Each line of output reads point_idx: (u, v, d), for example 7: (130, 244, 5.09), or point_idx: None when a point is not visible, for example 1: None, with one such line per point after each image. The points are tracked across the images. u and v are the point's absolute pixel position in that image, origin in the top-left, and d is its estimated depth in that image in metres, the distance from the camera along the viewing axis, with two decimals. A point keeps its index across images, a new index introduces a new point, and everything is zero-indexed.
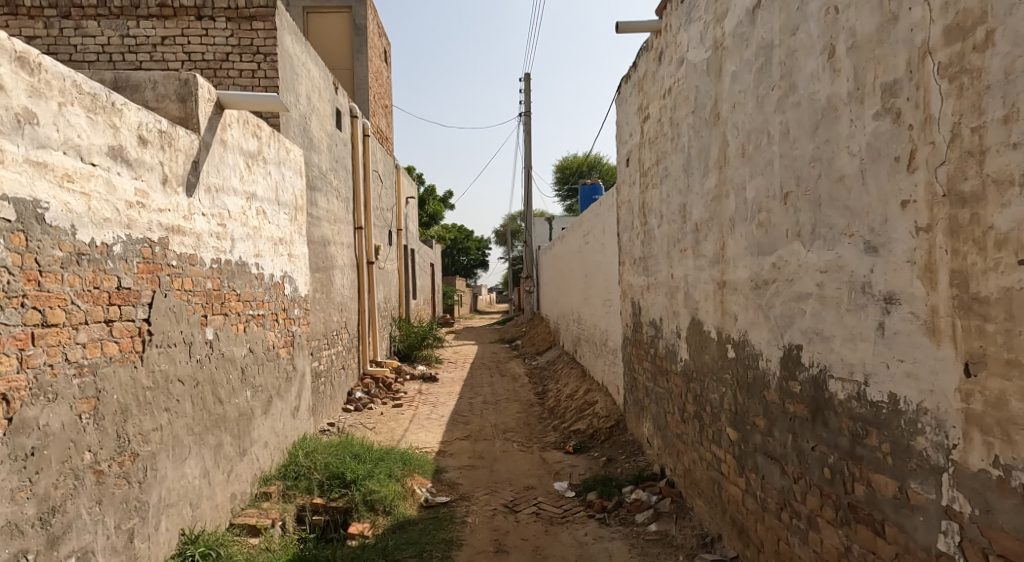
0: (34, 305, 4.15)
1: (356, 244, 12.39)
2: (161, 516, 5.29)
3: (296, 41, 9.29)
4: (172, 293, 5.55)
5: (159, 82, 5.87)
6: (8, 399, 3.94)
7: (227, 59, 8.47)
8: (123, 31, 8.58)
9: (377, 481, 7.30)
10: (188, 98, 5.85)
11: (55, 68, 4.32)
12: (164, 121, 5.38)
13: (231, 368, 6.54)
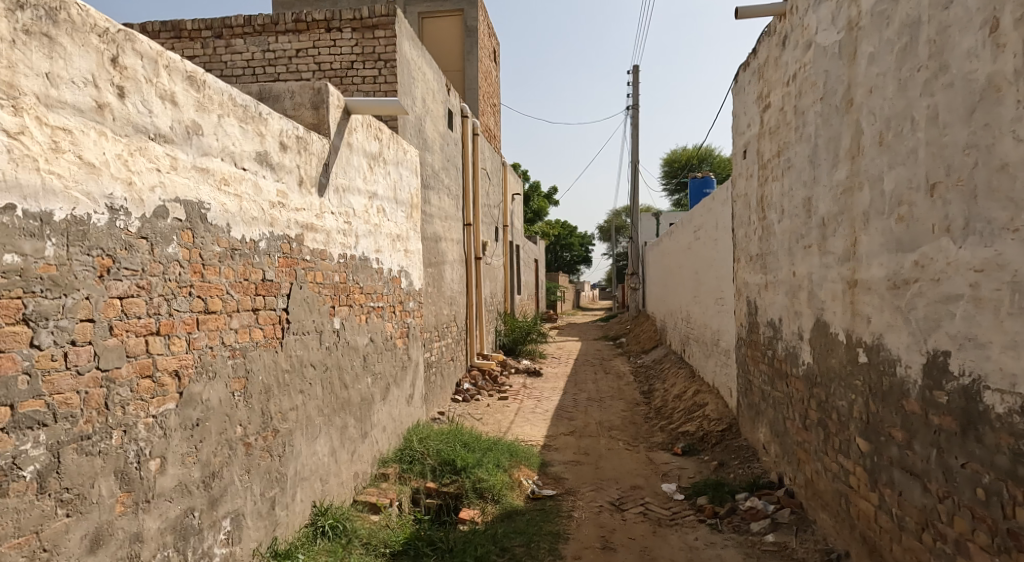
0: (198, 294, 4.59)
1: (465, 239, 12.73)
2: (297, 488, 5.72)
3: (414, 46, 9.70)
4: (306, 285, 5.96)
5: (296, 92, 6.33)
6: (179, 375, 4.39)
7: (352, 67, 8.96)
8: (263, 45, 9.24)
9: (486, 470, 7.52)
10: (321, 106, 6.26)
11: (216, 83, 4.77)
12: (301, 128, 5.79)
13: (354, 355, 6.95)
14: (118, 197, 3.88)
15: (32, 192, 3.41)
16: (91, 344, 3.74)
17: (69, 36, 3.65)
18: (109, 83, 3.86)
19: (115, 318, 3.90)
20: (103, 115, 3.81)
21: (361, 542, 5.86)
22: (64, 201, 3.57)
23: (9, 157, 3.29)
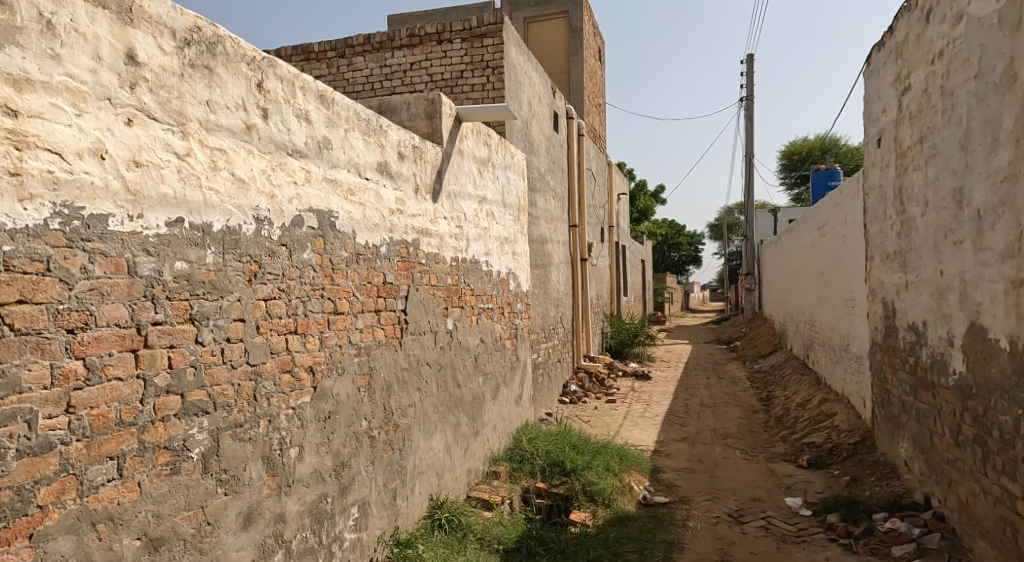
0: (329, 296, 4.94)
1: (571, 241, 12.85)
2: (416, 481, 6.06)
3: (520, 51, 9.94)
4: (422, 288, 6.30)
5: (412, 104, 6.68)
6: (313, 370, 4.74)
7: (462, 77, 9.30)
8: (380, 62, 9.76)
9: (596, 473, 7.59)
10: (434, 115, 6.59)
11: (343, 100, 5.14)
12: (417, 138, 6.13)
13: (466, 355, 7.23)
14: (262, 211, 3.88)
15: (196, 204, 3.42)
16: (243, 340, 3.74)
17: (223, 66, 3.70)
18: (255, 107, 3.90)
19: (261, 317, 3.90)
20: (250, 134, 3.86)
21: (476, 537, 6.08)
22: (222, 214, 3.59)
23: (178, 177, 3.31)
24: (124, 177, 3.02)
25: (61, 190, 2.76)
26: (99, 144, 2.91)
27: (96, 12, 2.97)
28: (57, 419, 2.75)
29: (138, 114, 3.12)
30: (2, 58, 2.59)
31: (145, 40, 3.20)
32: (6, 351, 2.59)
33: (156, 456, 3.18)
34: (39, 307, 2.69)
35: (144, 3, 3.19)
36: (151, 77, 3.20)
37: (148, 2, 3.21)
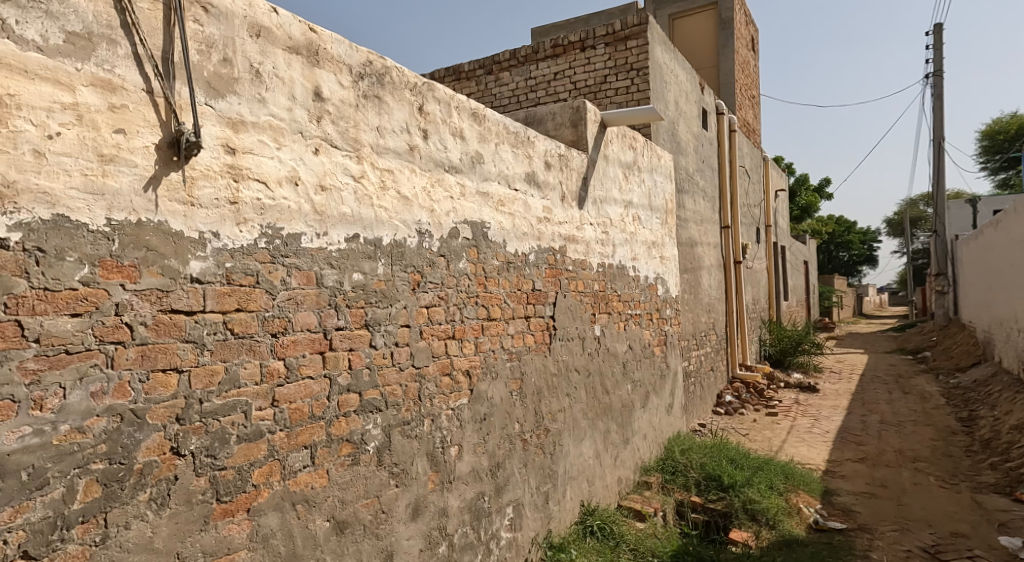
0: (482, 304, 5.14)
1: (724, 243, 12.47)
2: (567, 486, 6.18)
3: (665, 50, 9.85)
4: (569, 294, 6.42)
5: (557, 113, 6.88)
6: (470, 373, 5.04)
7: (605, 82, 9.28)
8: (525, 74, 9.97)
9: (757, 491, 7.31)
10: (579, 123, 6.74)
11: (494, 115, 5.32)
12: (563, 146, 6.29)
13: (614, 361, 7.25)
14: (445, 237, 3.60)
15: (369, 221, 3.10)
16: (409, 344, 3.37)
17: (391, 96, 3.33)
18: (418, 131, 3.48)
19: (423, 323, 3.49)
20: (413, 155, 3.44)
21: (630, 547, 6.07)
22: (390, 229, 3.22)
23: (356, 198, 3.03)
24: (313, 201, 2.82)
25: (267, 214, 2.63)
26: (294, 172, 2.75)
27: (292, 59, 2.79)
28: (264, 411, 2.64)
29: (324, 144, 2.91)
30: (224, 106, 2.51)
31: (328, 78, 2.96)
32: (226, 352, 2.50)
33: (339, 447, 2.96)
34: (251, 315, 2.58)
35: (327, 42, 2.96)
36: (333, 110, 2.97)
37: (330, 42, 2.98)
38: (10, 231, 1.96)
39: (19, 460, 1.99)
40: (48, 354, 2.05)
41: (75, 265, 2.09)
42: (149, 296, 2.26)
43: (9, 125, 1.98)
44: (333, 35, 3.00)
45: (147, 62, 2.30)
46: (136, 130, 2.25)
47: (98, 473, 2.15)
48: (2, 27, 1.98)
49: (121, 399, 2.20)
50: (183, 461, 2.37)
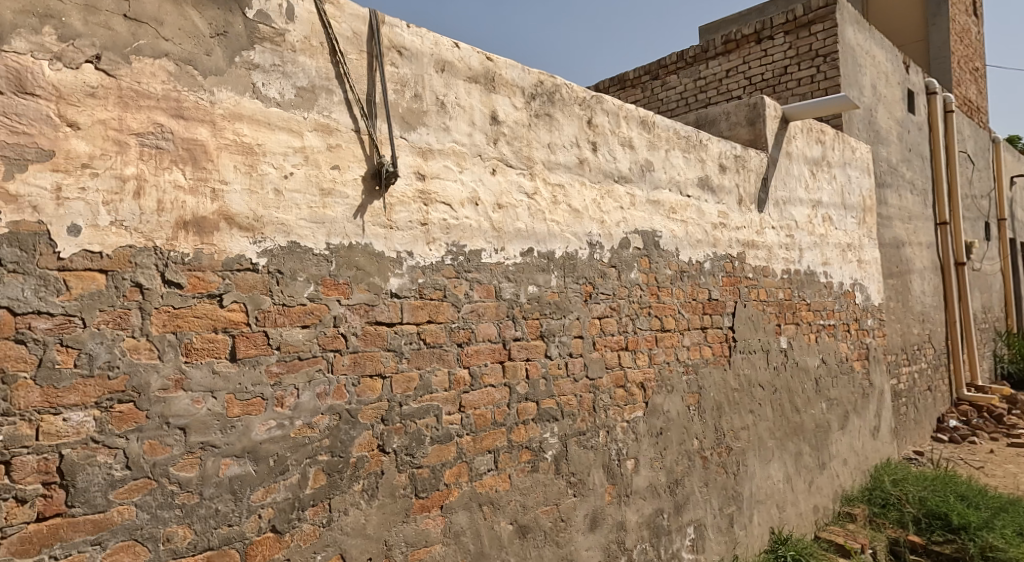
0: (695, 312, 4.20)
1: (939, 242, 9.15)
2: (754, 510, 4.46)
3: (857, 31, 7.62)
4: (751, 303, 4.65)
5: (732, 112, 5.34)
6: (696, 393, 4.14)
7: (786, 73, 7.22)
8: (694, 76, 8.04)
9: (1002, 537, 4.96)
10: (757, 120, 5.11)
11: (663, 119, 4.08)
12: (739, 144, 4.68)
13: (805, 377, 5.17)
14: (615, 248, 3.64)
15: (542, 235, 3.22)
16: (582, 355, 3.43)
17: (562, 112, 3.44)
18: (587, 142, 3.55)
19: (596, 334, 3.53)
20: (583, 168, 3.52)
21: None
22: (562, 242, 3.32)
23: (530, 214, 3.16)
24: (490, 219, 2.99)
25: (452, 232, 2.84)
26: (475, 193, 2.94)
27: (472, 87, 3.00)
28: (453, 416, 2.85)
29: (501, 163, 3.08)
30: (415, 136, 2.77)
31: (504, 102, 3.13)
32: (421, 360, 2.74)
33: (520, 454, 3.10)
34: (440, 326, 2.79)
35: (501, 68, 3.13)
36: (508, 131, 3.13)
37: (504, 67, 3.15)
38: (258, 257, 2.33)
39: (267, 449, 2.34)
40: (285, 359, 2.39)
41: (304, 283, 2.42)
42: (359, 310, 2.55)
43: (257, 169, 2.34)
44: (507, 61, 3.17)
45: (355, 105, 2.60)
46: (349, 164, 2.56)
47: (324, 464, 2.47)
48: (253, 89, 2.35)
49: (339, 399, 2.51)
50: (388, 457, 2.64)
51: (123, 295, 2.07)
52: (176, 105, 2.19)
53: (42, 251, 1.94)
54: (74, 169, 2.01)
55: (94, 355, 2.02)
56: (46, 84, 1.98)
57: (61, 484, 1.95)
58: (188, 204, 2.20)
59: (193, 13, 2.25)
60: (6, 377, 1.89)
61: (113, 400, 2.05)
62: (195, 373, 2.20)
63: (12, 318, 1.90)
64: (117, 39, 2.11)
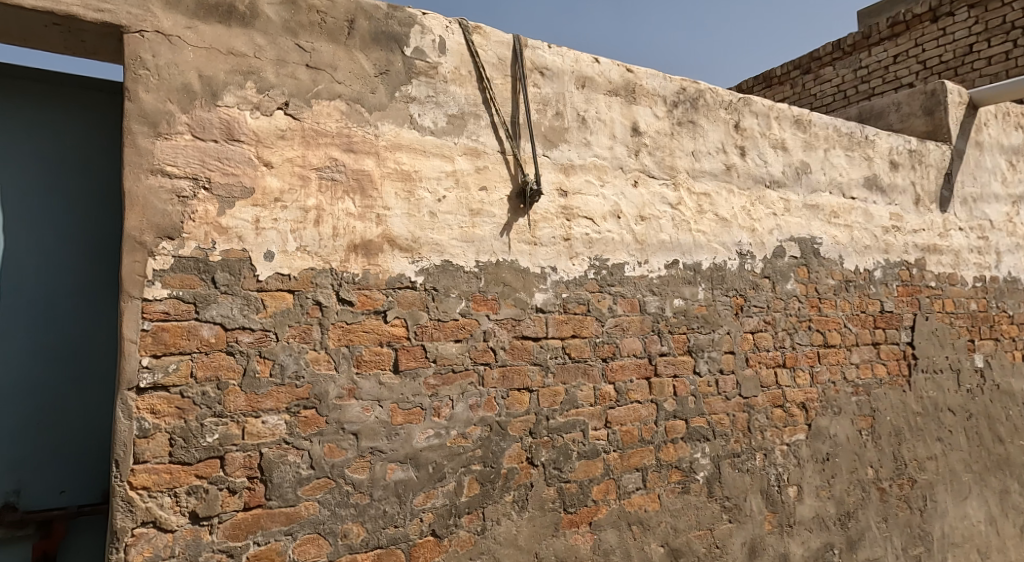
0: (865, 326, 3.83)
1: None
2: (947, 557, 3.94)
3: None
4: (935, 316, 4.18)
5: (904, 101, 4.72)
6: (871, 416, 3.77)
7: (972, 52, 5.72)
8: (855, 65, 6.48)
9: None
10: (937, 109, 4.51)
11: (821, 116, 3.77)
12: (914, 138, 4.25)
13: (1010, 402, 4.46)
14: (769, 258, 3.42)
15: (687, 246, 3.12)
16: (735, 372, 3.25)
17: (706, 118, 3.28)
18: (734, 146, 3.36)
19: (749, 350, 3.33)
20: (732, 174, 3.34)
21: None
22: (708, 252, 3.19)
23: (674, 225, 3.07)
24: (633, 232, 2.95)
25: (595, 246, 2.84)
26: (616, 206, 2.91)
27: (613, 100, 2.96)
28: (600, 431, 2.84)
29: (643, 175, 3.01)
30: (557, 153, 2.80)
31: (645, 112, 3.06)
32: (566, 375, 2.76)
33: (669, 473, 3.02)
34: (584, 340, 2.81)
35: (643, 79, 3.06)
36: (650, 142, 3.05)
37: (646, 78, 3.07)
38: (416, 275, 2.47)
39: (426, 456, 2.49)
40: (441, 372, 2.52)
41: (457, 300, 2.54)
42: (507, 324, 2.63)
43: (414, 195, 2.49)
44: (648, 71, 3.08)
45: (501, 127, 2.68)
46: (495, 185, 2.65)
47: (477, 473, 2.58)
48: (410, 120, 2.50)
49: (490, 411, 2.61)
50: (537, 470, 2.70)
51: (306, 313, 2.32)
52: (347, 140, 2.40)
53: (245, 275, 2.24)
54: (269, 203, 2.29)
55: (284, 365, 2.29)
56: (248, 131, 2.28)
57: (261, 479, 2.24)
58: (358, 230, 2.40)
59: (361, 56, 2.44)
60: (220, 384, 2.20)
61: (299, 406, 2.31)
62: (365, 383, 2.40)
63: (223, 333, 2.21)
64: (301, 87, 2.36)
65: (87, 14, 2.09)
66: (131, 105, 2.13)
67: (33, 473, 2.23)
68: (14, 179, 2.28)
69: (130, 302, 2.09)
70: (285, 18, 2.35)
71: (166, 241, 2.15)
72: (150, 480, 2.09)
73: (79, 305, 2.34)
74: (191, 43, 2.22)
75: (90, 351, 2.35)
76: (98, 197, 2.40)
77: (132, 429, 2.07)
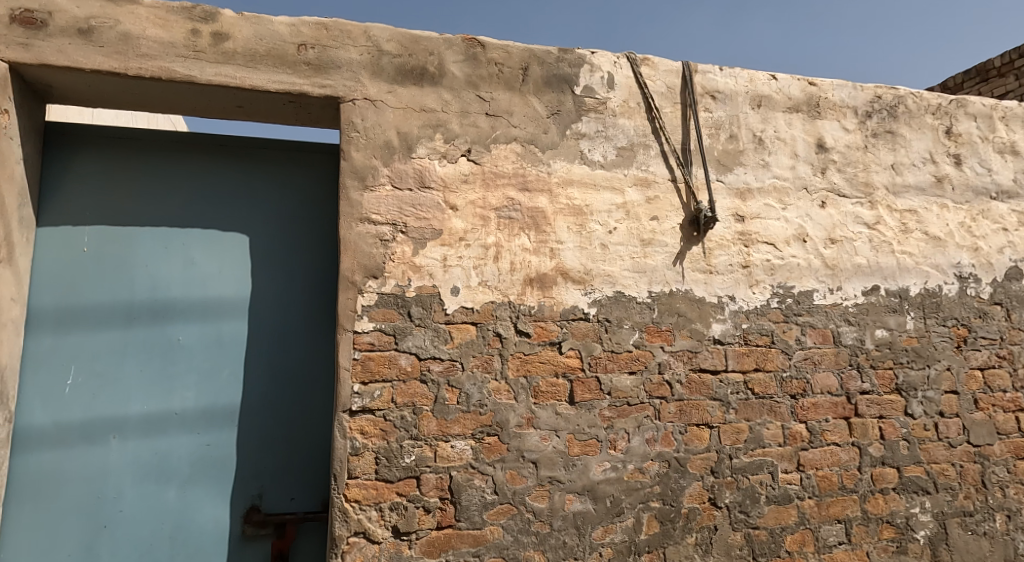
0: None
1: None
2: None
3: None
4: None
5: None
6: None
7: None
8: None
9: None
10: None
11: None
12: None
13: None
14: (1000, 281, 2.97)
15: (891, 271, 2.82)
16: (960, 416, 2.84)
17: (909, 126, 2.96)
18: (949, 155, 2.98)
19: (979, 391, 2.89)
20: (944, 187, 2.97)
21: None
22: (918, 276, 2.85)
23: (872, 247, 2.80)
24: (822, 256, 2.74)
25: (777, 273, 2.68)
26: (801, 229, 2.73)
27: (793, 116, 2.80)
28: (791, 475, 2.63)
29: (832, 195, 2.79)
30: (732, 177, 2.69)
31: (832, 126, 2.85)
32: (750, 412, 2.61)
33: (880, 529, 2.69)
34: (769, 375, 2.63)
35: (827, 91, 2.85)
36: (839, 158, 2.83)
37: (831, 90, 2.86)
38: (589, 307, 2.49)
39: (604, 489, 2.47)
40: (617, 404, 2.50)
41: (630, 331, 2.52)
42: (683, 356, 2.56)
43: (586, 228, 2.52)
44: (834, 81, 2.87)
45: (671, 156, 2.64)
46: (666, 214, 2.61)
47: (656, 511, 2.50)
48: (580, 156, 2.55)
49: (668, 447, 2.53)
50: (721, 512, 2.56)
51: (487, 344, 2.41)
52: (522, 180, 2.49)
53: (435, 308, 2.38)
54: (455, 242, 2.41)
55: (470, 394, 2.40)
56: (437, 179, 2.41)
57: (451, 500, 2.36)
58: (533, 264, 2.46)
59: (534, 100, 2.53)
60: (415, 409, 2.36)
61: (483, 432, 2.40)
62: (542, 413, 2.45)
63: (418, 362, 2.37)
64: (482, 134, 2.47)
65: (314, 91, 2.32)
66: (345, 163, 2.33)
67: (271, 480, 2.40)
68: (264, 220, 2.48)
69: (344, 334, 2.31)
70: (468, 74, 2.48)
71: (372, 280, 2.34)
72: (360, 494, 2.29)
73: (309, 330, 2.48)
74: (392, 105, 2.39)
75: (321, 376, 2.48)
76: (332, 234, 2.54)
77: (346, 447, 2.29)
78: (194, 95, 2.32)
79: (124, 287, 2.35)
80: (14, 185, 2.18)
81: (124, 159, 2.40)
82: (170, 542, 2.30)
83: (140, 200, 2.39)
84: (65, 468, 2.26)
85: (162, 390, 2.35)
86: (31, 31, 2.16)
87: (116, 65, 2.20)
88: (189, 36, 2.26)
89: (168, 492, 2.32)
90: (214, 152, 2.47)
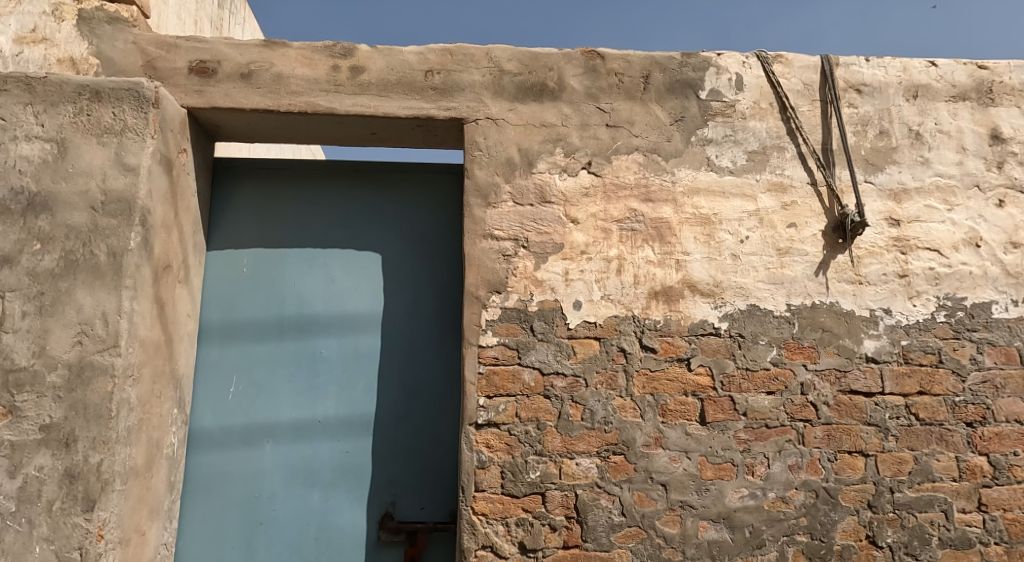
0: None
1: None
2: None
3: None
4: None
5: None
6: None
7: None
8: None
9: None
10: None
11: None
12: None
13: None
14: None
15: None
16: None
17: None
18: None
19: None
20: None
21: None
22: None
23: None
24: (1002, 262, 2.41)
25: (944, 283, 2.39)
26: (974, 232, 2.42)
27: (959, 105, 2.49)
28: (971, 515, 2.29)
29: (1011, 192, 2.46)
30: (884, 178, 2.44)
31: (1010, 113, 2.51)
32: (914, 440, 2.31)
33: None
34: (937, 399, 2.33)
35: (1001, 75, 2.51)
36: (1020, 150, 2.48)
37: (1007, 72, 2.52)
38: (720, 321, 2.35)
39: (741, 518, 2.28)
40: (753, 426, 2.32)
41: (767, 347, 2.35)
42: (829, 376, 2.34)
43: (715, 237, 2.40)
44: (1010, 63, 2.53)
45: (811, 157, 2.45)
46: (806, 221, 2.42)
47: (804, 546, 2.28)
48: (707, 162, 2.43)
49: (814, 475, 2.30)
50: (883, 553, 2.27)
51: (611, 359, 2.33)
52: (645, 191, 2.42)
53: (558, 322, 2.34)
54: (577, 256, 2.38)
55: (594, 411, 2.31)
56: (558, 193, 2.41)
57: (577, 519, 2.27)
58: (658, 276, 2.37)
59: (656, 107, 2.46)
60: (539, 424, 2.30)
61: (609, 451, 2.29)
62: (672, 432, 2.31)
63: (541, 377, 2.31)
64: (602, 146, 2.44)
65: (440, 113, 2.42)
66: (469, 182, 2.40)
67: (402, 489, 2.50)
68: (396, 241, 2.63)
69: (469, 348, 2.32)
70: (587, 86, 2.47)
71: (496, 294, 2.34)
72: (487, 507, 2.26)
73: (436, 345, 2.57)
74: (513, 123, 2.43)
75: (448, 388, 2.56)
76: (457, 252, 2.64)
77: (473, 460, 2.27)
78: (335, 125, 2.50)
79: (276, 305, 2.58)
80: (191, 214, 2.47)
81: (276, 188, 2.65)
82: (315, 542, 2.45)
83: (289, 224, 2.63)
84: (228, 469, 2.49)
85: (307, 398, 2.54)
86: (204, 79, 2.40)
87: (271, 103, 2.40)
88: (331, 71, 2.42)
89: (313, 494, 2.48)
90: (351, 179, 2.66)
